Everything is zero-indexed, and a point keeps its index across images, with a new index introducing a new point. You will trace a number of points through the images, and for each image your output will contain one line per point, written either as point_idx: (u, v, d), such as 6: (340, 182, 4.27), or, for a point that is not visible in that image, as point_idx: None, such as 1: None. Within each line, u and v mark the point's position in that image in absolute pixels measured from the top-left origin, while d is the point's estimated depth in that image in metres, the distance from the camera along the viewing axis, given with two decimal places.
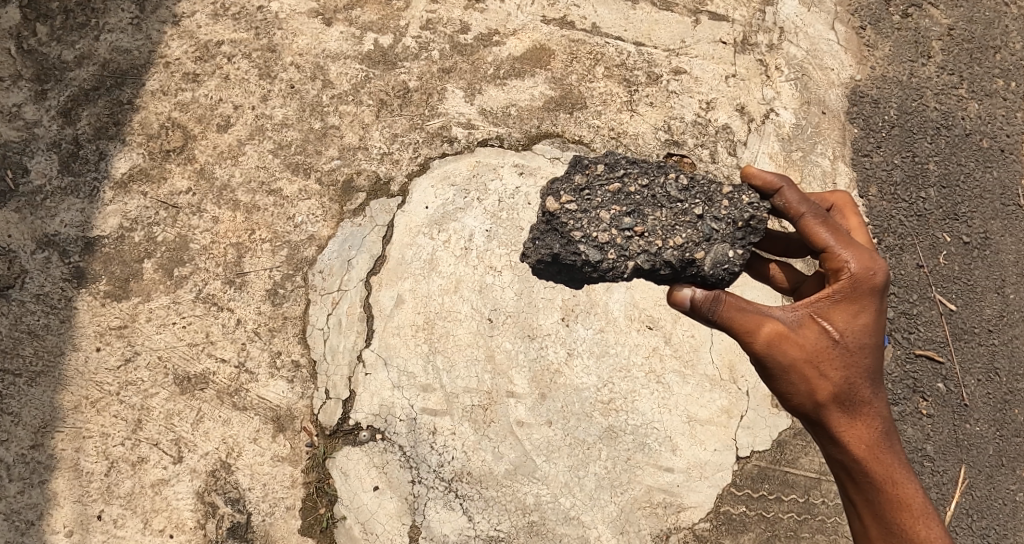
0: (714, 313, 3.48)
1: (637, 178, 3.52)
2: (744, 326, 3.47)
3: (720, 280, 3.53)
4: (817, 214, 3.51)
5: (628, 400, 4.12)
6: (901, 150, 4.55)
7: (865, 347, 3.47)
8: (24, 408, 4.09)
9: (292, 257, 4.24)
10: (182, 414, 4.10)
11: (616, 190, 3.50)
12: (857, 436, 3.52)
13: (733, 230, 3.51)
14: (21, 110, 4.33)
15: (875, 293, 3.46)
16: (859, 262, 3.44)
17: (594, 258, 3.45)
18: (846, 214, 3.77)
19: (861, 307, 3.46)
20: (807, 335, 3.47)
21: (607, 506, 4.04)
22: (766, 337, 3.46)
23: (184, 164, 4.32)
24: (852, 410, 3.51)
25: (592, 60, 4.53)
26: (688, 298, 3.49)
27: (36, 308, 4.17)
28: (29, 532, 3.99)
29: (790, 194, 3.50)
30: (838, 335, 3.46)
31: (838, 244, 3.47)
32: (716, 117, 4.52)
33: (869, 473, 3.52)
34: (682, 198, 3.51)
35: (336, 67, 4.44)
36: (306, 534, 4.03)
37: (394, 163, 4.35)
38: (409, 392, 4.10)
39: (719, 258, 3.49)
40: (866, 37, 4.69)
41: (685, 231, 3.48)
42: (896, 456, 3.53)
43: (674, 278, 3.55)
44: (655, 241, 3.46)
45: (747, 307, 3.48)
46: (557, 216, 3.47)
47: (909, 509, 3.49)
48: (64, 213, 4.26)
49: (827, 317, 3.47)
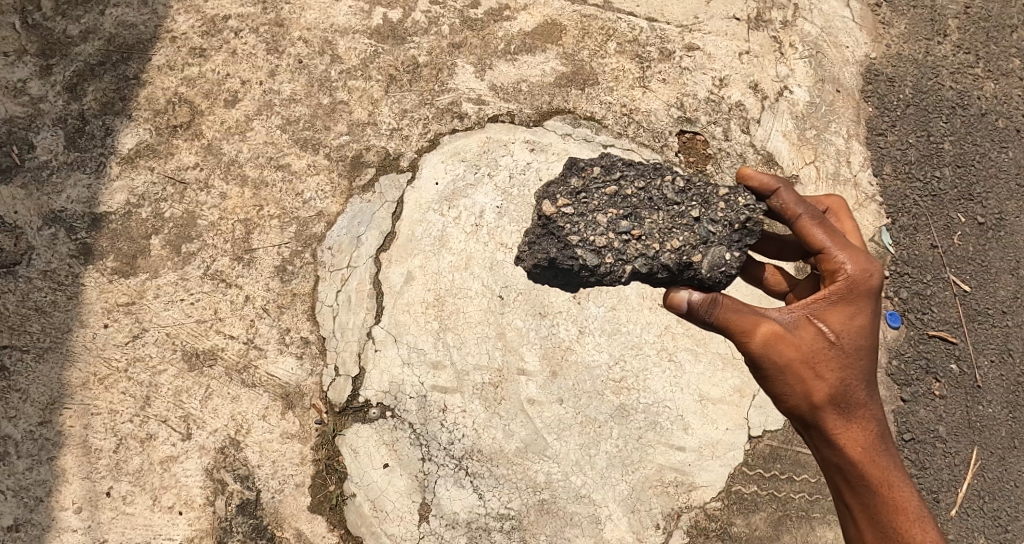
0: (710, 315, 3.43)
1: (634, 181, 3.49)
2: (741, 327, 3.41)
3: (717, 283, 3.49)
4: (814, 216, 3.49)
5: (640, 378, 4.09)
6: (916, 129, 4.50)
7: (860, 349, 3.44)
8: (31, 385, 4.06)
9: (301, 233, 4.20)
10: (190, 391, 4.07)
11: (612, 193, 3.46)
12: (853, 439, 3.48)
13: (730, 233, 3.46)
14: (26, 85, 4.28)
15: (871, 295, 3.43)
16: (856, 264, 3.42)
17: (592, 262, 3.40)
18: (841, 218, 3.74)
19: (857, 309, 3.43)
20: (805, 336, 3.42)
21: (617, 485, 4.01)
22: (762, 337, 3.41)
23: (191, 139, 4.29)
24: (848, 413, 3.47)
25: (605, 36, 4.48)
26: (685, 301, 3.44)
27: (42, 284, 4.13)
28: (38, 509, 3.96)
29: (786, 195, 3.49)
30: (835, 337, 3.42)
31: (834, 246, 3.44)
32: (729, 94, 4.46)
33: (865, 477, 3.47)
34: (678, 201, 3.47)
35: (345, 42, 4.39)
36: (316, 511, 4.00)
37: (403, 138, 4.31)
38: (418, 369, 4.07)
39: (716, 261, 3.45)
40: (881, 15, 4.64)
41: (682, 234, 3.45)
42: (891, 458, 3.49)
43: (671, 281, 3.49)
44: (653, 245, 3.42)
45: (743, 308, 3.42)
46: (553, 220, 3.43)
47: (905, 511, 3.44)
48: (70, 190, 4.22)
49: (824, 319, 3.43)
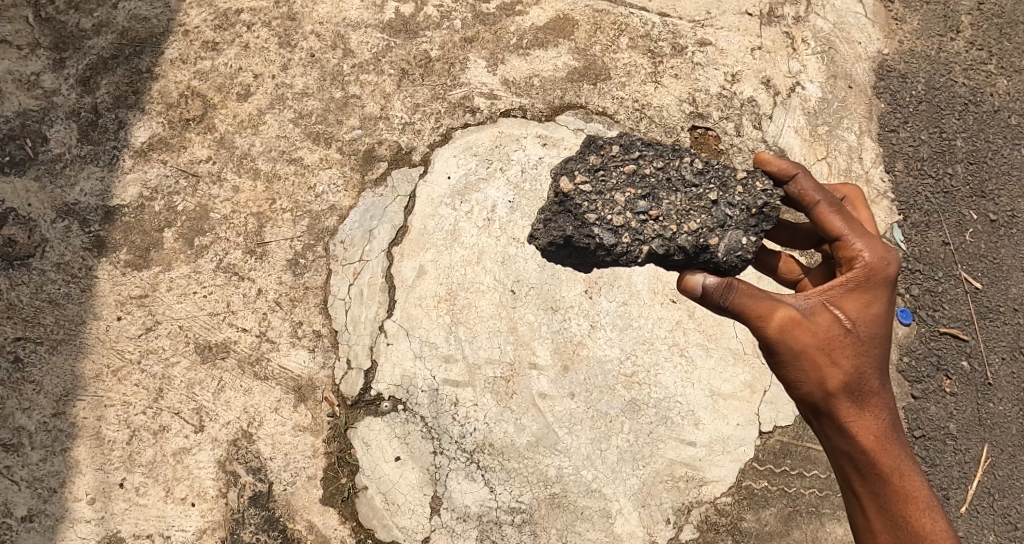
0: (725, 300, 3.43)
1: (653, 160, 3.49)
2: (757, 312, 3.42)
3: (734, 268, 3.48)
4: (832, 202, 3.49)
5: (651, 373, 4.09)
6: (928, 126, 4.49)
7: (875, 337, 3.45)
8: (45, 376, 4.08)
9: (313, 226, 4.22)
10: (203, 384, 4.08)
11: (631, 172, 3.47)
12: (864, 427, 3.48)
13: (747, 217, 3.46)
14: (39, 79, 4.33)
15: (887, 284, 3.45)
16: (873, 252, 3.44)
17: (608, 241, 3.41)
18: (857, 206, 3.75)
19: (873, 297, 3.45)
20: (820, 323, 3.43)
21: (628, 479, 4.01)
22: (778, 322, 3.42)
23: (204, 133, 4.31)
24: (861, 401, 3.47)
25: (616, 30, 4.49)
26: (700, 284, 3.45)
27: (57, 276, 4.16)
28: (52, 500, 3.98)
29: (805, 181, 3.48)
30: (851, 324, 3.43)
31: (852, 234, 3.46)
32: (741, 90, 4.46)
33: (876, 466, 3.48)
34: (696, 183, 3.48)
35: (357, 36, 4.42)
36: (328, 504, 4.00)
37: (415, 133, 4.32)
38: (431, 363, 4.08)
39: (733, 245, 3.45)
40: (894, 11, 4.64)
41: (699, 216, 3.45)
42: (902, 447, 3.50)
43: (686, 265, 3.51)
44: (670, 226, 3.43)
45: (759, 293, 3.43)
46: (570, 197, 3.45)
47: (915, 501, 3.45)
48: (84, 182, 4.25)
49: (840, 306, 3.44)
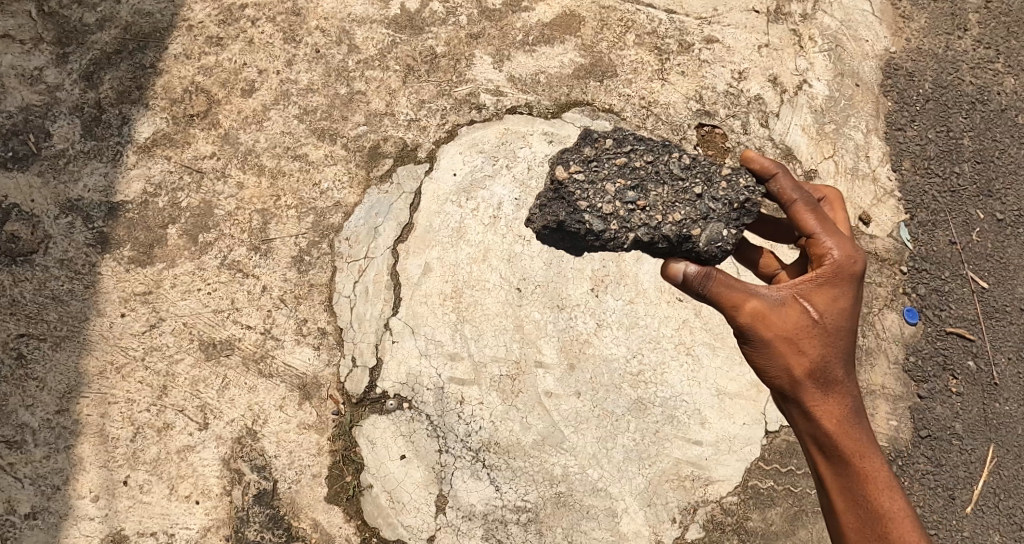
0: (703, 289, 3.43)
1: (644, 154, 3.47)
2: (730, 301, 3.41)
3: (713, 258, 3.46)
4: (808, 202, 3.47)
5: (657, 372, 4.08)
6: (936, 125, 4.48)
7: (843, 328, 3.43)
8: (49, 373, 4.06)
9: (318, 223, 4.20)
10: (207, 381, 4.07)
11: (622, 164, 3.45)
12: (831, 413, 3.46)
13: (729, 211, 3.45)
14: (42, 74, 4.31)
15: (853, 281, 3.44)
16: (842, 250, 3.42)
17: (597, 228, 3.38)
18: (835, 207, 3.73)
19: (841, 290, 3.43)
20: (788, 314, 3.41)
21: (634, 478, 4.00)
22: (749, 312, 3.41)
23: (208, 129, 4.29)
24: (829, 387, 3.45)
25: (623, 27, 4.46)
26: (680, 273, 3.44)
27: (60, 273, 4.14)
28: (56, 497, 3.97)
29: (783, 180, 3.47)
30: (817, 316, 3.41)
31: (823, 231, 3.44)
32: (748, 87, 4.44)
33: (840, 450, 3.46)
34: (683, 177, 3.46)
35: (363, 32, 4.40)
36: (333, 502, 3.99)
37: (421, 129, 4.30)
38: (436, 361, 4.06)
39: (714, 237, 3.43)
40: (902, 8, 4.62)
41: (684, 209, 3.42)
42: (865, 432, 3.47)
43: (669, 253, 3.48)
44: (656, 216, 3.40)
45: (734, 282, 3.42)
46: (565, 185, 3.42)
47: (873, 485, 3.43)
48: (87, 178, 4.23)
49: (809, 299, 3.43)
